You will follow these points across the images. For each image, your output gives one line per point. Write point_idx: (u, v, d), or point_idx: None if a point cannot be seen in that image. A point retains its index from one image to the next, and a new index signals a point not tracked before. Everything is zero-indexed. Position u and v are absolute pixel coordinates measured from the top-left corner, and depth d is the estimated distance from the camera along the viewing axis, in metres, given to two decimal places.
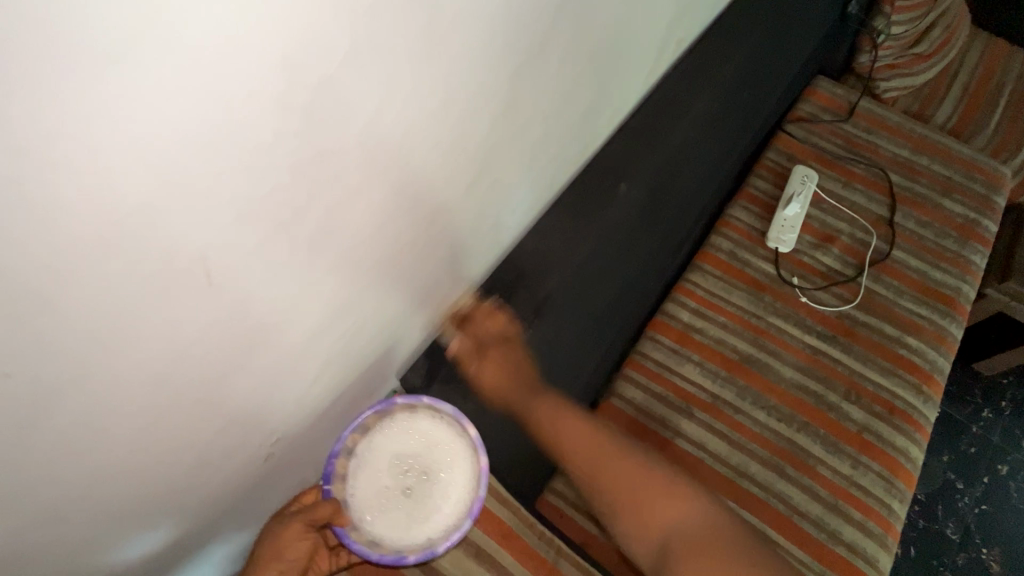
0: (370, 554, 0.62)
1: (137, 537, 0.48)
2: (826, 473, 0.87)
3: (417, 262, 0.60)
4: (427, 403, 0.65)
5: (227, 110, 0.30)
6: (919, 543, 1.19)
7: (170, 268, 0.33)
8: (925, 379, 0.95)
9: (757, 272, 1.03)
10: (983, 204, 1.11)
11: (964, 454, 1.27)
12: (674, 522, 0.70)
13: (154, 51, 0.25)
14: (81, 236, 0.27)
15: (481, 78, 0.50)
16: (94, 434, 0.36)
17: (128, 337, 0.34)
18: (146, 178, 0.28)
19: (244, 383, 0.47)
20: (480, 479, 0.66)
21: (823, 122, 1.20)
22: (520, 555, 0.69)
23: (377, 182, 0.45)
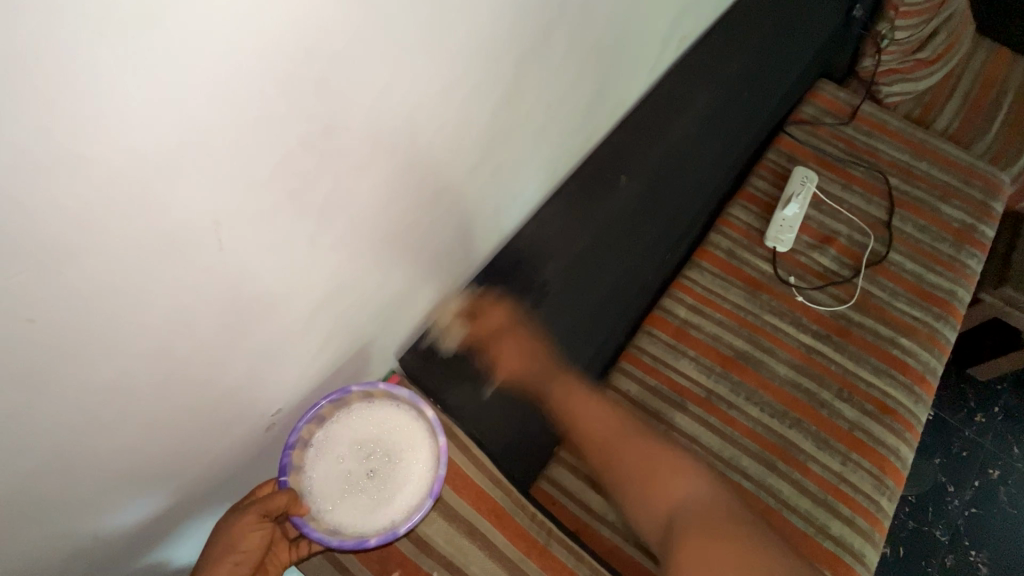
0: (331, 541, 0.60)
1: (140, 497, 0.50)
2: (817, 468, 0.88)
3: (419, 245, 0.62)
4: (383, 389, 0.67)
5: (246, 84, 0.31)
6: (908, 543, 1.21)
7: (185, 234, 0.35)
8: (917, 379, 0.96)
9: (754, 270, 1.05)
10: (980, 210, 1.12)
11: (956, 457, 1.28)
12: (680, 497, 0.70)
13: (179, 20, 0.26)
14: (105, 193, 0.29)
15: (486, 66, 0.52)
16: (105, 392, 0.38)
17: (145, 298, 0.35)
18: (167, 143, 0.30)
19: (248, 353, 0.48)
20: (440, 457, 0.65)
21: (824, 125, 1.21)
22: (513, 535, 0.70)
23: (384, 162, 0.47)
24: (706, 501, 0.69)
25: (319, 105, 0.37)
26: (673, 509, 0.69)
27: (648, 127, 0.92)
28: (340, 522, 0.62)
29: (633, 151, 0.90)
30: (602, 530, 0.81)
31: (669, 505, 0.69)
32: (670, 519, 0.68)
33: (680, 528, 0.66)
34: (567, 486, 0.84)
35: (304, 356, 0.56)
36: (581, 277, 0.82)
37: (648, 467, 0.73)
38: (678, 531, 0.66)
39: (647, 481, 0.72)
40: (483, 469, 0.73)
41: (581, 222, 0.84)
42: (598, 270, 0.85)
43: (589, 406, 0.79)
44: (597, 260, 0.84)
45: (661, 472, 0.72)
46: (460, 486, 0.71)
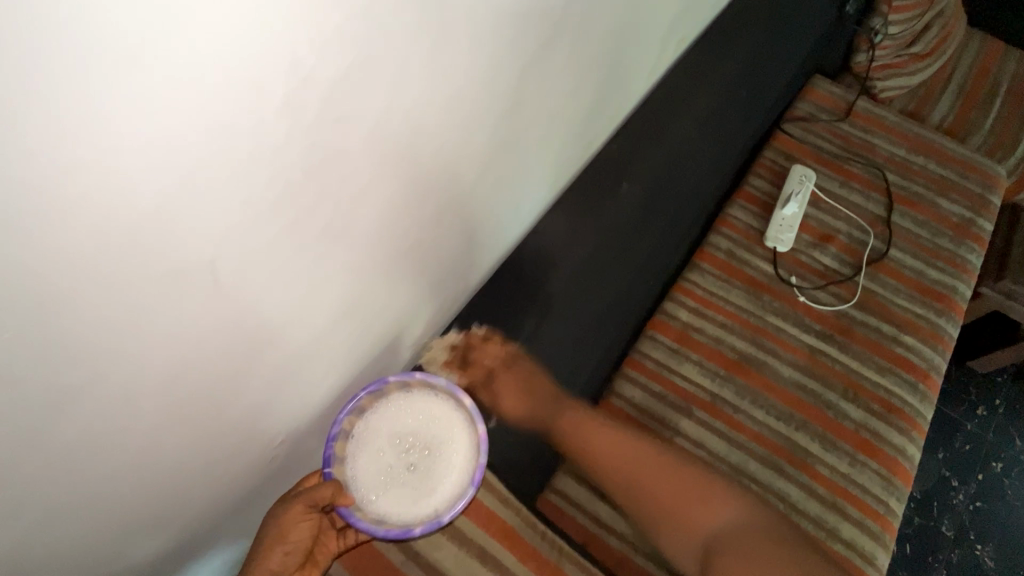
0: (377, 531, 0.60)
1: (140, 536, 0.48)
2: (825, 471, 0.87)
3: (420, 265, 0.61)
4: (420, 378, 0.66)
5: (238, 122, 0.30)
6: (915, 540, 1.20)
7: (177, 274, 0.33)
8: (922, 377, 0.96)
9: (755, 271, 1.04)
10: (978, 204, 1.12)
11: (959, 451, 1.28)
12: (710, 522, 0.68)
13: (168, 59, 0.25)
14: (98, 236, 0.27)
15: (483, 85, 0.50)
16: (93, 443, 0.36)
17: (135, 342, 0.34)
18: (157, 187, 0.29)
19: (247, 385, 0.47)
20: (480, 445, 0.65)
21: (820, 121, 1.20)
22: (523, 555, 0.69)
23: (383, 185, 0.46)
24: (741, 521, 0.67)
25: (314, 137, 0.36)
26: (705, 535, 0.68)
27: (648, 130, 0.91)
28: (384, 512, 0.62)
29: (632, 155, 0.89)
30: (612, 540, 0.79)
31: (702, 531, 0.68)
32: (706, 546, 0.67)
33: (716, 552, 0.65)
34: (575, 497, 0.82)
35: (306, 383, 0.55)
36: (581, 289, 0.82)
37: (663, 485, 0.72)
38: (715, 561, 0.65)
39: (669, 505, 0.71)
40: (490, 487, 0.71)
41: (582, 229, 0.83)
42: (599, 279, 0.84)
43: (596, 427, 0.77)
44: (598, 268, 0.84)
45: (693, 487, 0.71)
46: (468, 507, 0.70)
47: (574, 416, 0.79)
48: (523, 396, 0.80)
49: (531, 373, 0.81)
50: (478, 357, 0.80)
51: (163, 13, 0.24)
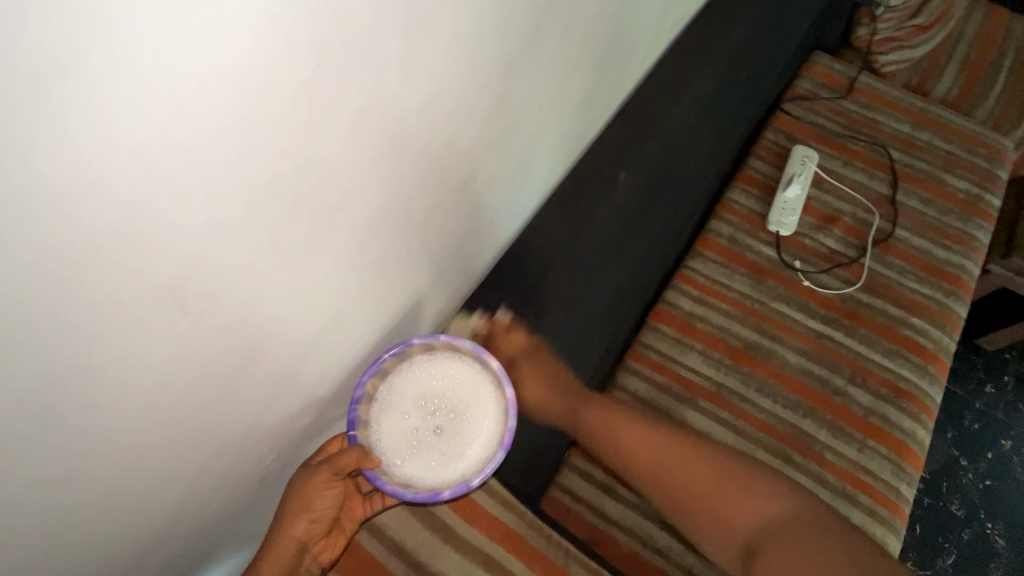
0: (405, 494, 0.60)
1: (130, 550, 0.47)
2: (834, 458, 0.86)
3: (404, 268, 0.59)
4: (444, 341, 0.66)
5: (192, 146, 0.29)
6: (925, 520, 1.19)
7: (133, 309, 0.32)
8: (931, 359, 0.94)
9: (757, 256, 1.02)
10: (985, 179, 1.09)
11: (968, 430, 1.27)
12: (755, 515, 0.65)
13: (110, 90, 0.24)
14: (105, 243, 0.28)
15: (463, 84, 0.49)
16: (62, 470, 0.35)
17: (100, 373, 0.33)
18: (109, 221, 0.28)
19: (227, 403, 0.46)
20: (509, 409, 0.65)
21: (821, 99, 1.17)
22: (530, 560, 0.68)
23: (359, 193, 0.45)
24: (785, 512, 0.64)
25: (276, 151, 0.35)
26: (751, 530, 0.64)
27: (642, 119, 0.91)
28: (411, 476, 0.62)
29: (629, 146, 0.91)
30: (619, 535, 0.78)
31: (744, 525, 0.65)
32: (749, 542, 0.64)
33: (764, 547, 0.62)
34: (580, 494, 0.81)
35: (292, 392, 0.54)
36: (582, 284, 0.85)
37: (705, 484, 0.68)
38: (761, 556, 0.61)
39: (710, 502, 0.67)
40: (492, 493, 0.70)
41: (580, 226, 0.86)
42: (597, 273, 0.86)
43: (627, 422, 0.75)
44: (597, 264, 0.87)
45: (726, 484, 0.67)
46: (472, 515, 0.69)
47: (599, 409, 0.77)
48: (542, 387, 0.80)
49: (552, 362, 0.82)
50: (502, 342, 0.81)
51: (101, 43, 0.23)
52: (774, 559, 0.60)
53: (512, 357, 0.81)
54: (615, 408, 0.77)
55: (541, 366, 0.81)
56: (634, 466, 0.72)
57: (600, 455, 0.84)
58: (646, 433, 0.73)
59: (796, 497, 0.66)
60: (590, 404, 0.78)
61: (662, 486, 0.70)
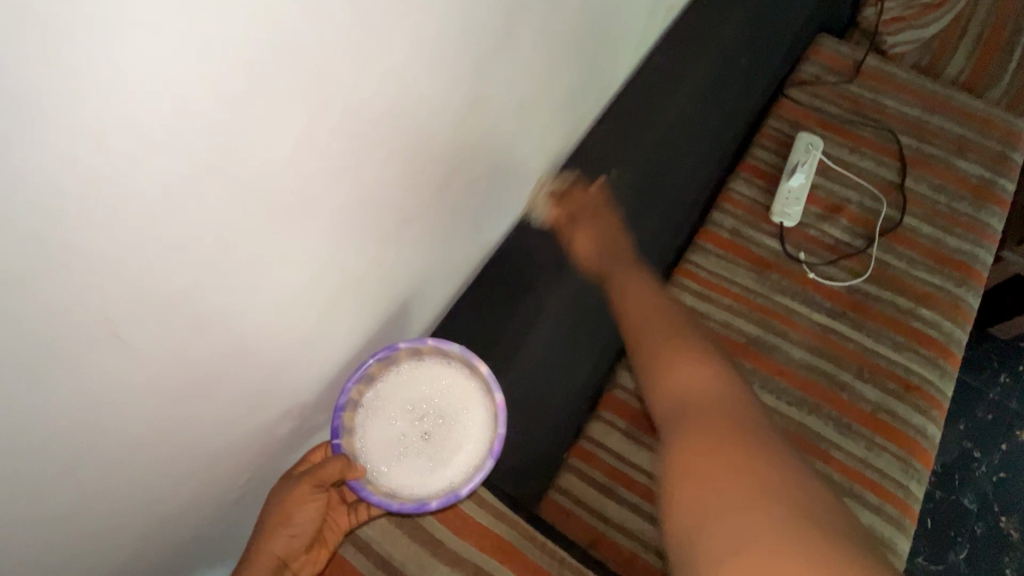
0: (390, 504, 0.61)
1: (106, 555, 0.48)
2: (839, 456, 0.84)
3: (376, 269, 0.59)
4: (431, 345, 0.65)
5: (148, 163, 0.31)
6: (935, 514, 1.17)
7: (61, 340, 0.32)
8: (941, 352, 0.91)
9: (760, 248, 0.99)
10: (999, 163, 1.05)
11: (981, 421, 1.24)
12: (692, 388, 0.58)
13: (75, 106, 0.26)
14: (76, 244, 0.30)
15: (420, 75, 0.48)
16: (19, 483, 0.35)
17: (42, 390, 0.33)
18: (39, 255, 0.28)
19: (193, 412, 0.45)
20: (499, 415, 0.64)
21: (827, 84, 1.13)
22: (521, 568, 0.66)
23: (314, 198, 0.44)
24: (727, 399, 0.56)
25: (216, 172, 0.35)
26: (681, 395, 0.57)
27: (639, 111, 0.87)
28: (398, 484, 0.62)
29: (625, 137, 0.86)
30: (619, 538, 0.77)
31: (678, 391, 0.58)
32: (678, 402, 0.57)
33: (685, 415, 0.54)
34: (577, 494, 0.80)
35: (267, 396, 0.54)
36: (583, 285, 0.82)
37: (665, 352, 0.63)
38: (681, 419, 0.54)
39: (660, 366, 0.61)
40: (484, 502, 0.69)
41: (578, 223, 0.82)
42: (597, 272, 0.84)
43: (648, 296, 0.74)
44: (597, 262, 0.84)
45: (681, 358, 0.61)
46: (462, 524, 0.68)
47: (631, 277, 0.77)
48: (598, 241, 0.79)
49: (612, 227, 0.81)
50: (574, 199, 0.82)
51: (64, 64, 0.24)
52: (693, 428, 0.52)
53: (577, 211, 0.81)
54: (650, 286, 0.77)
55: (600, 225, 0.80)
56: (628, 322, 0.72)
57: (597, 455, 0.82)
58: (659, 304, 0.73)
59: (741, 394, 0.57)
60: (624, 271, 0.78)
61: (638, 343, 0.67)
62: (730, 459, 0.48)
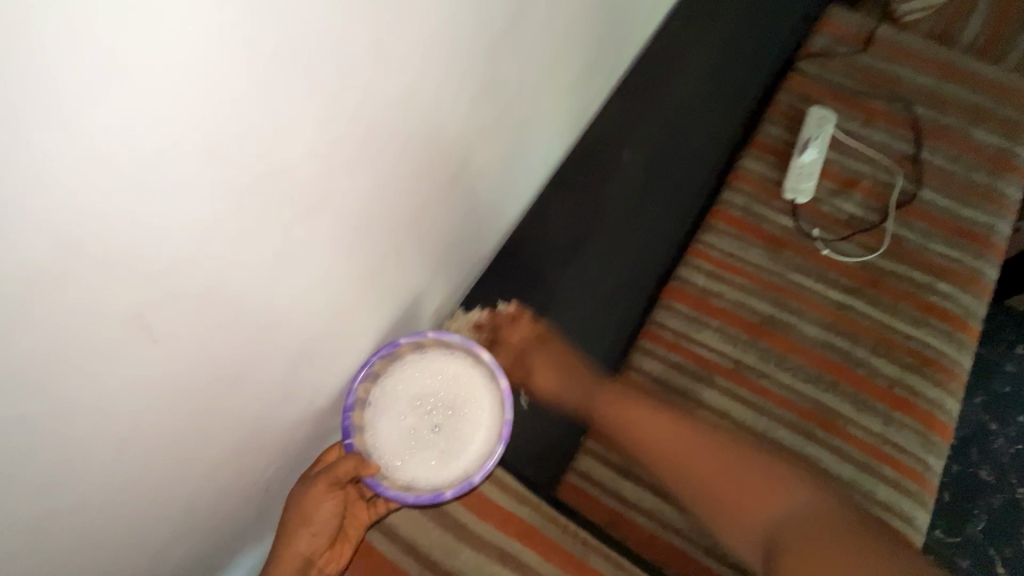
0: (407, 497, 0.63)
1: (141, 549, 0.48)
2: (857, 432, 0.84)
3: (392, 260, 0.59)
4: (432, 338, 0.69)
5: (156, 153, 0.30)
6: (952, 488, 1.17)
7: (92, 339, 0.32)
8: (959, 325, 0.90)
9: (772, 227, 0.98)
10: (1018, 131, 1.03)
11: (998, 394, 1.23)
12: (774, 511, 0.64)
13: (74, 95, 0.25)
14: (90, 241, 0.29)
15: (430, 70, 0.48)
16: (57, 480, 0.36)
17: (73, 386, 0.33)
18: (57, 253, 0.28)
19: (217, 409, 0.46)
20: (504, 400, 0.68)
21: (838, 56, 1.10)
22: (544, 551, 0.67)
23: (327, 187, 0.44)
24: (801, 513, 0.62)
25: (222, 170, 0.34)
26: (768, 521, 0.63)
27: (642, 96, 0.97)
28: (413, 477, 0.65)
29: (629, 122, 0.97)
30: (640, 519, 0.78)
31: (764, 520, 0.64)
32: (767, 533, 0.63)
33: (781, 543, 0.60)
34: (596, 477, 0.79)
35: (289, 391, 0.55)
36: (601, 255, 0.94)
37: (723, 479, 0.68)
38: (777, 548, 0.60)
39: (727, 497, 0.67)
40: (505, 486, 0.70)
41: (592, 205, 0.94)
42: (610, 244, 0.95)
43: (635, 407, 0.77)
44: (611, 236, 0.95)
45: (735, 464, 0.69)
46: (484, 507, 0.69)
47: (610, 395, 0.80)
48: (553, 371, 0.85)
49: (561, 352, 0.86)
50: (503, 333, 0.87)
51: (58, 50, 0.24)
52: (789, 558, 0.58)
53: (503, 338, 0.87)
54: (626, 392, 0.80)
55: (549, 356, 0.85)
56: (644, 446, 0.74)
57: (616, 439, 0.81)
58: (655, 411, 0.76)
59: (817, 498, 0.64)
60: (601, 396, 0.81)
61: (678, 477, 0.71)
62: (824, 540, 0.58)
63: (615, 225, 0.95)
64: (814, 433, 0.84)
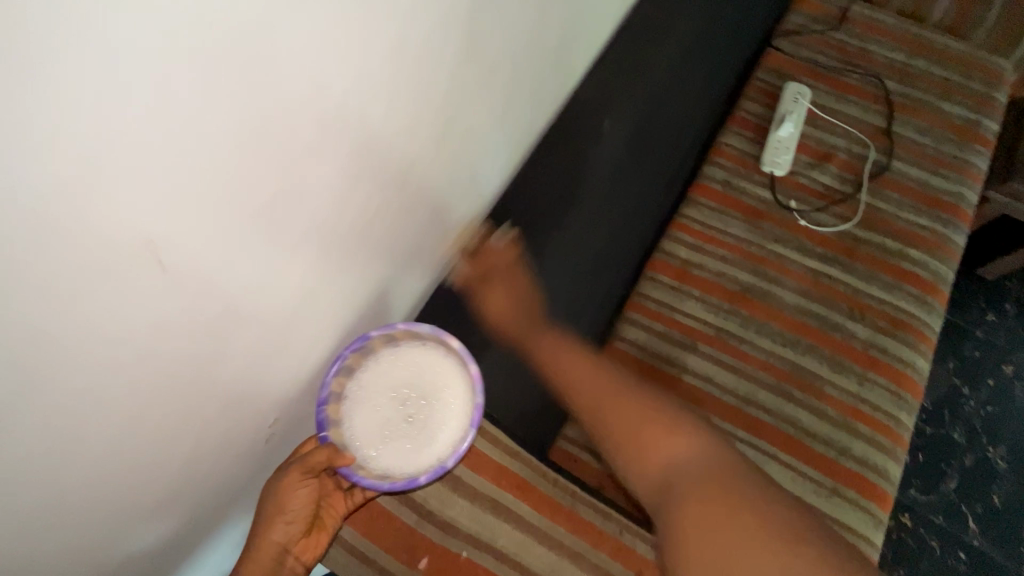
0: (382, 485, 0.64)
1: (150, 501, 0.51)
2: (833, 392, 0.87)
3: (379, 227, 0.62)
4: (403, 329, 0.69)
5: (155, 98, 0.32)
6: (927, 449, 1.22)
7: (107, 268, 0.35)
8: (928, 289, 0.94)
9: (752, 199, 1.01)
10: (983, 104, 1.07)
11: (970, 358, 1.28)
12: (674, 460, 0.62)
13: (82, 41, 0.27)
14: (100, 178, 0.32)
15: (408, 40, 0.50)
16: (82, 420, 0.39)
17: (94, 320, 0.36)
18: (73, 187, 0.30)
19: (216, 361, 0.49)
20: (475, 385, 0.70)
21: (813, 33, 1.13)
22: (536, 502, 0.73)
23: (316, 141, 0.46)
24: (700, 459, 0.62)
25: (222, 113, 0.37)
26: (668, 468, 0.62)
27: (626, 61, 0.94)
28: (388, 466, 0.66)
29: (612, 87, 0.92)
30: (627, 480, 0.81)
31: (662, 465, 0.63)
32: (666, 480, 0.61)
33: (675, 491, 0.59)
34: (586, 441, 0.83)
35: (290, 354, 0.59)
36: (593, 222, 0.89)
37: (637, 433, 0.66)
38: (674, 494, 0.59)
39: (637, 444, 0.65)
40: (498, 443, 0.75)
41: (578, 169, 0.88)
42: (602, 211, 0.91)
43: (573, 365, 0.75)
44: (603, 202, 0.90)
45: (653, 435, 0.65)
46: (479, 463, 0.74)
47: (551, 341, 0.78)
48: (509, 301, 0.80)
49: (524, 291, 0.81)
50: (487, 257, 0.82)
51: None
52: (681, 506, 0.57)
53: (492, 267, 0.82)
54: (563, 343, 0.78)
55: (512, 288, 0.80)
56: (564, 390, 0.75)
57: None
58: (593, 370, 0.74)
59: (708, 448, 0.63)
60: (541, 343, 0.78)
61: (590, 411, 0.71)
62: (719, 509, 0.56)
63: (608, 194, 0.91)
64: (793, 395, 0.87)
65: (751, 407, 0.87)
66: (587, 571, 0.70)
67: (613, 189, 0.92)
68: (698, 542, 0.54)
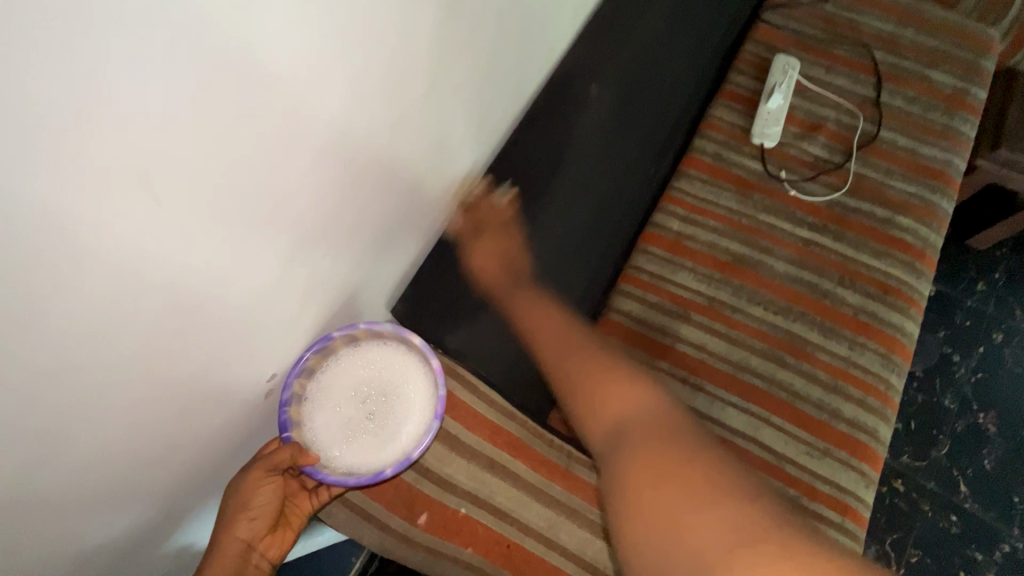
0: (348, 480, 0.68)
1: (154, 460, 0.53)
2: (825, 357, 0.89)
3: (369, 197, 0.63)
4: (364, 329, 0.72)
5: (144, 46, 0.33)
6: (918, 416, 1.24)
7: (109, 215, 0.36)
8: (917, 256, 0.95)
9: (742, 170, 1.02)
10: (971, 72, 1.07)
11: (961, 327, 1.30)
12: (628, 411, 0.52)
13: None
14: (98, 127, 0.33)
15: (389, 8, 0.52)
16: (96, 372, 0.42)
17: (99, 269, 0.38)
18: (72, 133, 0.32)
19: (205, 327, 0.50)
20: (436, 377, 0.74)
21: (802, 5, 1.13)
22: (532, 462, 0.76)
23: (305, 98, 0.47)
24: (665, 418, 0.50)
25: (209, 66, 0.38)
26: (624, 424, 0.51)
27: (612, 26, 0.96)
28: (354, 462, 0.70)
29: (601, 51, 0.94)
30: None
31: (616, 414, 0.52)
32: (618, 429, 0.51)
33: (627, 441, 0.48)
34: None
35: (285, 318, 0.61)
36: (578, 188, 0.91)
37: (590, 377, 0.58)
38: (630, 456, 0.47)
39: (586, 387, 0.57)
40: (494, 405, 0.78)
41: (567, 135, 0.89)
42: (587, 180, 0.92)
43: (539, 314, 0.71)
44: (589, 171, 0.92)
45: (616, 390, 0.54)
46: (476, 425, 0.77)
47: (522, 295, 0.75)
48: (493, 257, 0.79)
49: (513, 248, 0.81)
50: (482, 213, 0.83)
51: None
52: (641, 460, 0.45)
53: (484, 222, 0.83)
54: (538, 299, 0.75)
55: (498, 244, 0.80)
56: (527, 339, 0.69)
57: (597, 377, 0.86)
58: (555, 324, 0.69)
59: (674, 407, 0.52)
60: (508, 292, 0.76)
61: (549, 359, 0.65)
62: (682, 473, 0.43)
63: (592, 160, 0.92)
64: (786, 361, 0.89)
65: (755, 377, 0.88)
66: (582, 525, 0.74)
67: (601, 154, 0.93)
68: (642, 506, 0.43)
